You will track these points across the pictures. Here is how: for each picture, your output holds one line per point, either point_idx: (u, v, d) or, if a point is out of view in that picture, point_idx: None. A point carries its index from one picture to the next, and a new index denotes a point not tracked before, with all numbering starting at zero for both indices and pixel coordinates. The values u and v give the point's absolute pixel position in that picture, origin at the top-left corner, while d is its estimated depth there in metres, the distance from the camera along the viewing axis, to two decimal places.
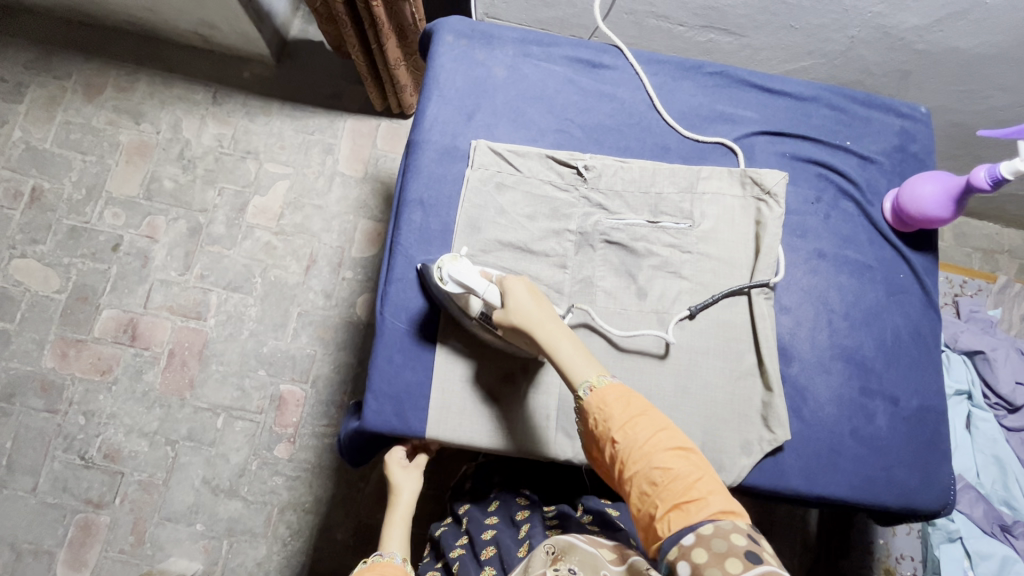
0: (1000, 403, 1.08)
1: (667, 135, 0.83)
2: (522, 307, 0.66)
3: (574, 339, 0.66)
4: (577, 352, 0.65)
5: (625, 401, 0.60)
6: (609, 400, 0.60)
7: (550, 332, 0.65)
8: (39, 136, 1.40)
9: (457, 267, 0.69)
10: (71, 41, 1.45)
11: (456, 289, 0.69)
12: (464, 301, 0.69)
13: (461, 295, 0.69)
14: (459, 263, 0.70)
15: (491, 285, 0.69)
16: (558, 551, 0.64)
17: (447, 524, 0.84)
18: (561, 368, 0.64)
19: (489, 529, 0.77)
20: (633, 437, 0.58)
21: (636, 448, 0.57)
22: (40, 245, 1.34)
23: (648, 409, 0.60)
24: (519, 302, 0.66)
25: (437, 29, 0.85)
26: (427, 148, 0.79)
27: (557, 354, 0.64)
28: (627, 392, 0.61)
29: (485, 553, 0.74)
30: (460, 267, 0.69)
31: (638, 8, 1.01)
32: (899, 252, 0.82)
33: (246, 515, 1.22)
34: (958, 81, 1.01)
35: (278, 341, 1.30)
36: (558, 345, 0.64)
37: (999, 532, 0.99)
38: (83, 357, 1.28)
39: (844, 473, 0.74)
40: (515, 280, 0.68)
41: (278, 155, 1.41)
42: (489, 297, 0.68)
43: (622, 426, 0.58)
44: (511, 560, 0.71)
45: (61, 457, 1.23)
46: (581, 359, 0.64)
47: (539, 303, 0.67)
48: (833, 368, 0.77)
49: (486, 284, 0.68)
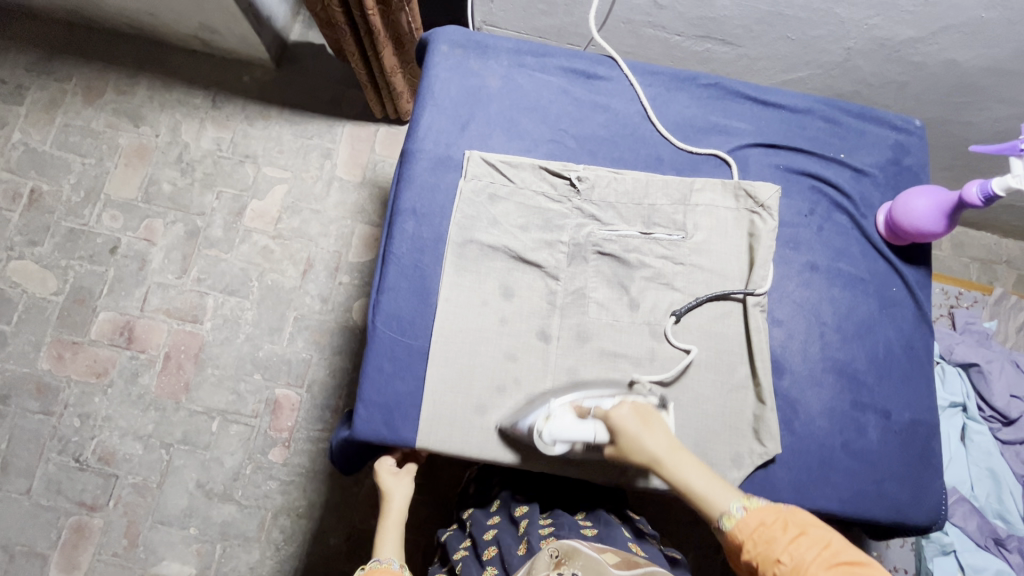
0: (995, 415, 1.08)
1: (660, 146, 0.83)
2: (637, 446, 0.65)
3: (701, 464, 0.65)
4: (709, 481, 0.63)
5: (782, 522, 0.57)
6: (768, 521, 0.58)
7: (670, 465, 0.64)
8: (39, 138, 1.40)
9: (559, 426, 0.65)
10: (71, 44, 1.46)
11: (561, 445, 0.67)
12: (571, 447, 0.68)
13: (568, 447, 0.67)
14: (556, 416, 0.66)
15: (597, 419, 0.67)
16: (561, 554, 0.64)
17: (453, 529, 0.85)
18: (696, 500, 0.63)
19: (491, 529, 0.77)
20: (797, 555, 0.54)
21: (802, 568, 0.53)
22: (38, 247, 1.34)
23: (809, 524, 0.56)
24: (636, 437, 0.65)
25: (433, 38, 0.85)
26: (421, 158, 0.79)
27: (688, 488, 0.63)
28: (784, 511, 0.58)
29: (486, 553, 0.73)
30: (560, 425, 0.65)
31: (635, 18, 1.02)
32: (892, 266, 0.82)
33: (240, 519, 1.21)
34: (954, 93, 1.01)
35: (273, 345, 1.31)
36: (689, 477, 0.63)
37: (993, 545, 1.00)
38: (79, 359, 1.29)
39: (836, 488, 0.74)
40: (620, 409, 0.66)
41: (277, 159, 1.42)
42: (599, 436, 0.66)
43: (787, 546, 0.55)
44: (511, 557, 0.70)
45: (56, 459, 1.24)
46: (715, 487, 0.63)
47: (652, 430, 0.66)
48: (825, 381, 0.77)
49: (591, 425, 0.66)
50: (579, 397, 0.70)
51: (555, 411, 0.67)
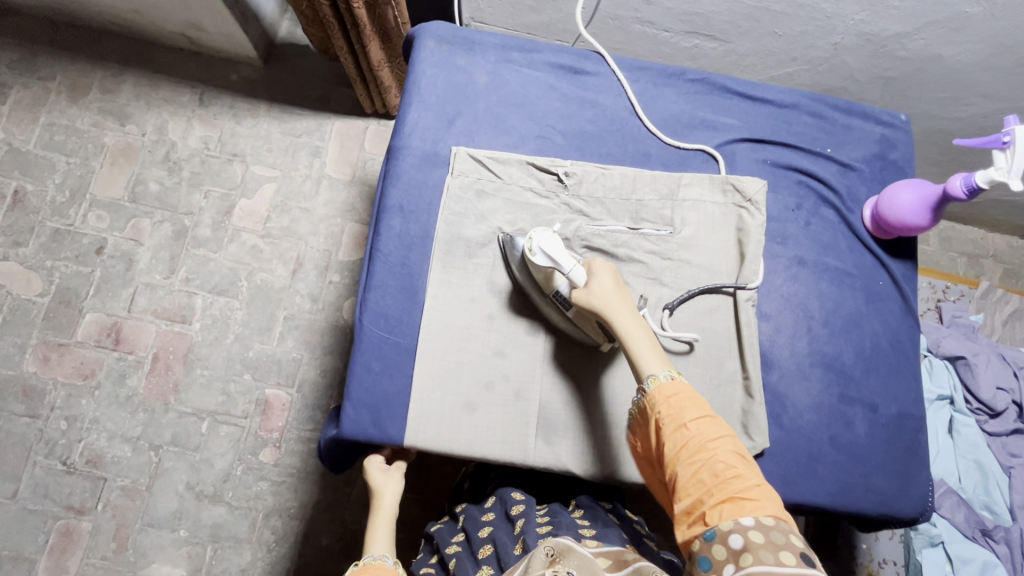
0: (981, 408, 1.09)
1: (648, 141, 0.83)
2: (605, 291, 0.68)
3: (649, 333, 0.68)
4: (649, 343, 0.66)
5: (697, 400, 0.61)
6: (685, 394, 0.62)
7: (620, 319, 0.67)
8: (23, 138, 1.38)
9: (549, 239, 0.69)
10: (54, 42, 1.44)
11: (544, 259, 0.69)
12: (549, 271, 0.69)
13: (548, 264, 0.69)
14: (550, 234, 0.71)
15: (579, 263, 0.70)
16: (557, 553, 0.64)
17: (443, 521, 0.84)
18: (631, 356, 0.65)
19: (485, 526, 0.77)
20: (704, 432, 0.59)
21: (705, 442, 0.58)
22: (23, 248, 1.32)
23: (718, 416, 0.61)
24: (602, 286, 0.68)
25: (419, 34, 0.85)
26: (407, 154, 0.79)
27: (630, 341, 0.66)
28: (700, 397, 0.63)
29: (481, 551, 0.73)
30: (551, 238, 0.69)
31: (623, 13, 1.02)
32: (879, 260, 0.82)
33: (231, 521, 1.21)
34: (940, 88, 1.02)
35: (263, 345, 1.30)
36: (633, 334, 0.66)
37: (980, 536, 1.01)
38: (66, 361, 1.27)
39: (825, 481, 0.74)
40: (601, 263, 0.71)
41: (265, 157, 1.40)
42: (575, 275, 0.69)
43: (697, 421, 0.60)
44: (507, 557, 0.70)
45: (43, 462, 1.22)
46: (653, 351, 0.65)
47: (621, 291, 0.69)
48: (813, 375, 0.78)
49: (574, 261, 0.69)
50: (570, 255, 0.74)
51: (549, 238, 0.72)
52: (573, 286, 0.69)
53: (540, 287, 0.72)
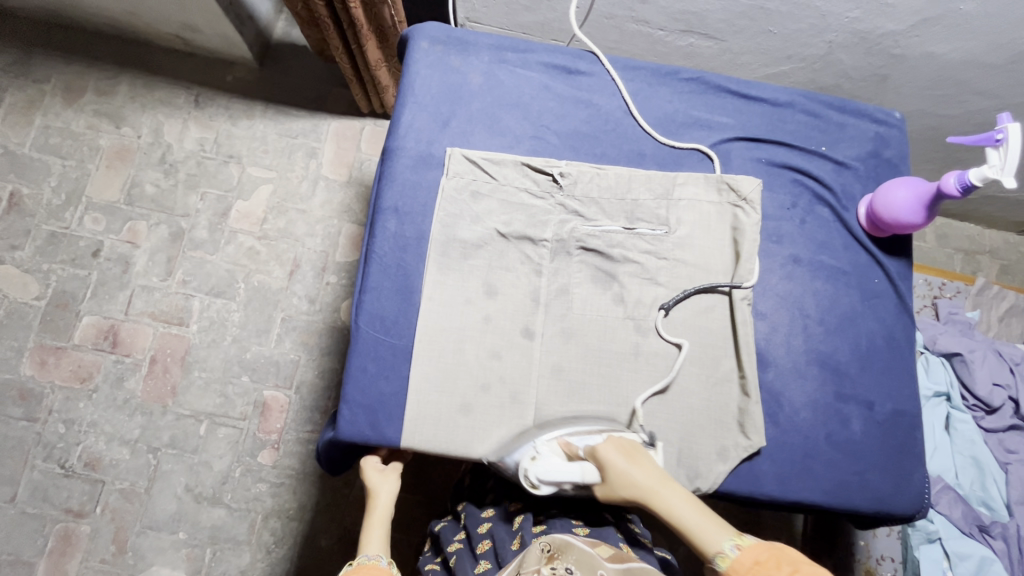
0: (978, 404, 1.09)
1: (643, 141, 0.83)
2: (626, 480, 0.65)
3: (693, 500, 0.64)
4: (699, 517, 0.62)
5: (776, 560, 0.56)
6: (760, 559, 0.57)
7: (656, 501, 0.64)
8: (18, 141, 1.38)
9: (544, 467, 0.66)
10: (49, 45, 1.43)
11: (549, 485, 0.67)
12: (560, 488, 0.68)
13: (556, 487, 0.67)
14: (541, 457, 0.67)
15: (585, 458, 0.67)
16: (554, 548, 0.63)
17: (447, 520, 0.84)
18: (690, 539, 0.62)
19: (485, 522, 0.76)
20: None
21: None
22: (19, 251, 1.32)
23: (803, 562, 0.56)
24: (622, 476, 0.65)
25: (413, 35, 0.85)
26: (402, 155, 0.79)
27: (679, 525, 0.62)
28: (778, 547, 0.57)
29: (479, 546, 0.73)
30: (546, 466, 0.66)
31: (618, 13, 1.02)
32: (873, 258, 0.83)
33: (230, 522, 1.21)
34: (934, 86, 1.02)
35: (261, 347, 1.29)
36: (678, 513, 0.63)
37: (977, 532, 1.01)
38: (63, 364, 1.27)
39: (821, 479, 0.74)
40: (606, 445, 0.66)
41: (261, 159, 1.40)
42: (587, 476, 0.66)
43: None
44: (505, 552, 0.70)
45: (41, 466, 1.22)
46: (706, 523, 0.62)
47: (641, 467, 0.65)
48: (809, 373, 0.78)
49: (577, 466, 0.66)
50: (565, 432, 0.69)
51: (540, 450, 0.67)
52: (592, 486, 0.67)
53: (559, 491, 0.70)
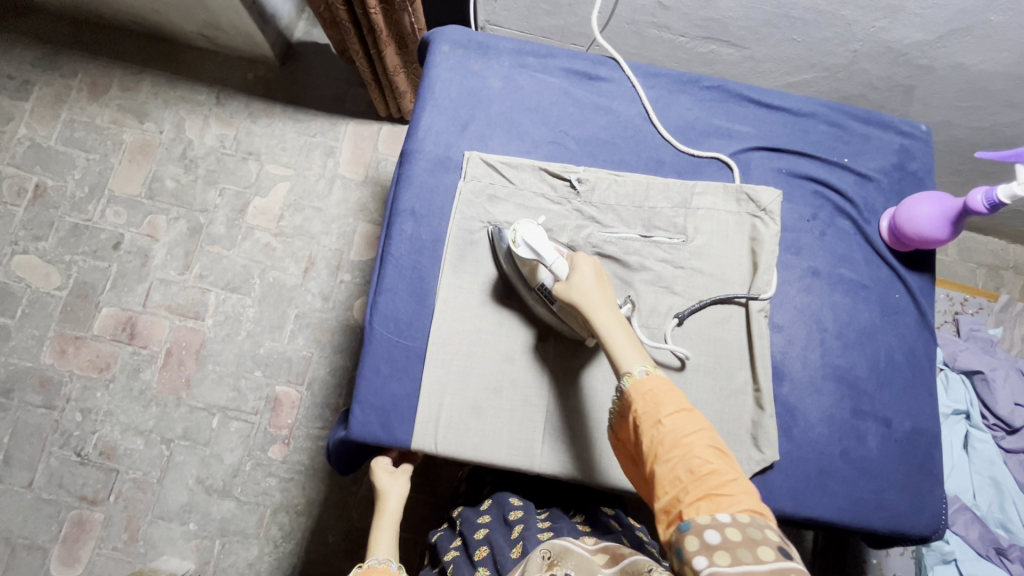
0: (998, 424, 1.06)
1: (662, 148, 0.82)
2: (585, 285, 0.66)
3: (629, 330, 0.66)
4: (628, 339, 0.64)
5: (674, 396, 0.59)
6: (661, 389, 0.59)
7: (599, 319, 0.65)
8: (44, 134, 1.41)
9: (534, 232, 0.67)
10: (77, 40, 1.46)
11: (527, 253, 0.67)
12: (533, 265, 0.69)
13: (532, 259, 0.68)
14: (536, 226, 0.69)
15: (562, 256, 0.69)
16: (554, 555, 0.63)
17: (443, 529, 0.84)
18: (608, 352, 0.64)
19: (481, 528, 0.75)
20: (678, 428, 0.56)
21: (680, 436, 0.56)
22: (42, 242, 1.35)
23: (694, 408, 0.59)
24: (581, 285, 0.66)
25: (434, 38, 0.85)
26: (420, 158, 0.79)
27: (605, 336, 0.64)
28: (675, 389, 0.60)
29: (477, 553, 0.72)
30: (535, 232, 0.68)
31: (640, 18, 1.01)
32: (895, 272, 0.81)
33: (239, 516, 1.22)
34: (963, 97, 1.00)
35: (275, 343, 1.31)
36: (610, 330, 0.64)
37: (994, 555, 0.99)
38: (82, 354, 1.29)
39: (834, 496, 0.73)
40: (583, 258, 0.69)
41: (280, 156, 1.42)
42: (557, 268, 0.67)
43: (671, 417, 0.57)
44: (503, 560, 0.69)
45: (58, 453, 1.24)
46: (630, 346, 0.63)
47: (601, 288, 0.67)
48: (825, 388, 0.76)
49: (557, 254, 0.68)
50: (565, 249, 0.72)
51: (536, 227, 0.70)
52: (553, 280, 0.68)
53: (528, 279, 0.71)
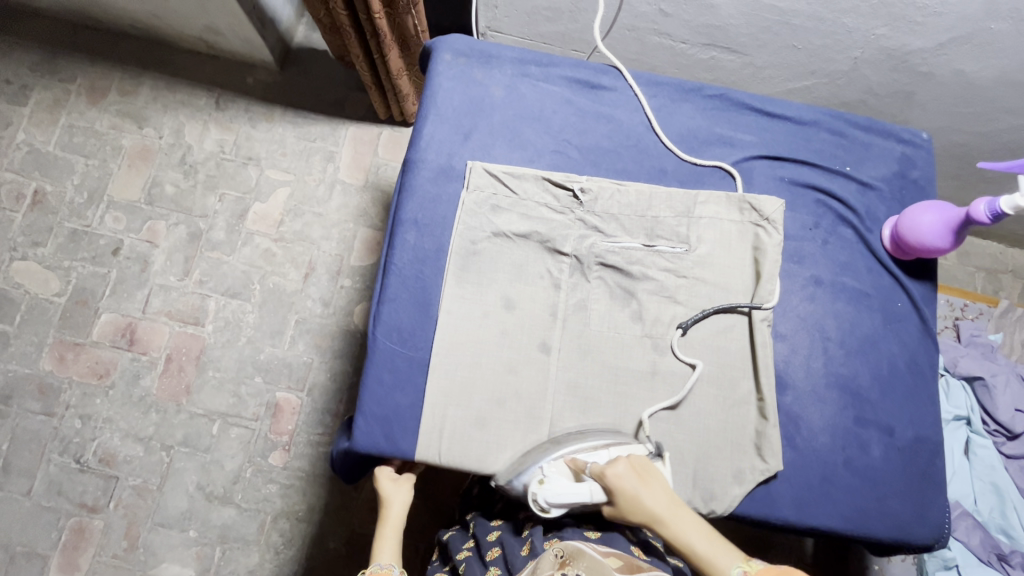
0: (999, 429, 1.07)
1: (664, 157, 0.82)
2: (636, 503, 0.63)
3: (701, 523, 0.63)
4: (711, 542, 0.61)
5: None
6: None
7: (669, 527, 0.62)
8: (42, 139, 1.40)
9: (553, 490, 0.65)
10: (75, 44, 1.46)
11: (559, 507, 0.65)
12: (568, 507, 0.67)
13: (565, 507, 0.66)
14: (551, 479, 0.65)
15: (592, 480, 0.65)
16: (566, 555, 0.62)
17: (454, 529, 0.82)
18: (700, 567, 0.60)
19: (494, 531, 0.75)
20: None
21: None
22: (41, 248, 1.34)
23: None
24: (635, 504, 0.63)
25: (436, 47, 0.85)
26: (423, 168, 0.79)
27: (691, 547, 0.61)
28: (781, 571, 0.56)
29: (489, 554, 0.71)
30: (556, 489, 0.65)
31: (640, 25, 1.01)
32: (897, 281, 0.81)
33: (240, 522, 1.21)
34: (962, 103, 1.00)
35: (275, 348, 1.30)
36: (688, 541, 0.61)
37: (996, 561, 0.99)
38: (81, 360, 1.29)
39: (838, 505, 0.73)
40: (615, 468, 0.64)
41: (280, 161, 1.41)
42: (596, 498, 0.65)
43: None
44: (513, 558, 0.68)
45: (57, 460, 1.24)
46: (714, 547, 0.60)
47: (651, 489, 0.64)
48: (828, 397, 0.77)
49: (586, 487, 0.65)
50: (572, 449, 0.68)
51: (549, 473, 0.66)
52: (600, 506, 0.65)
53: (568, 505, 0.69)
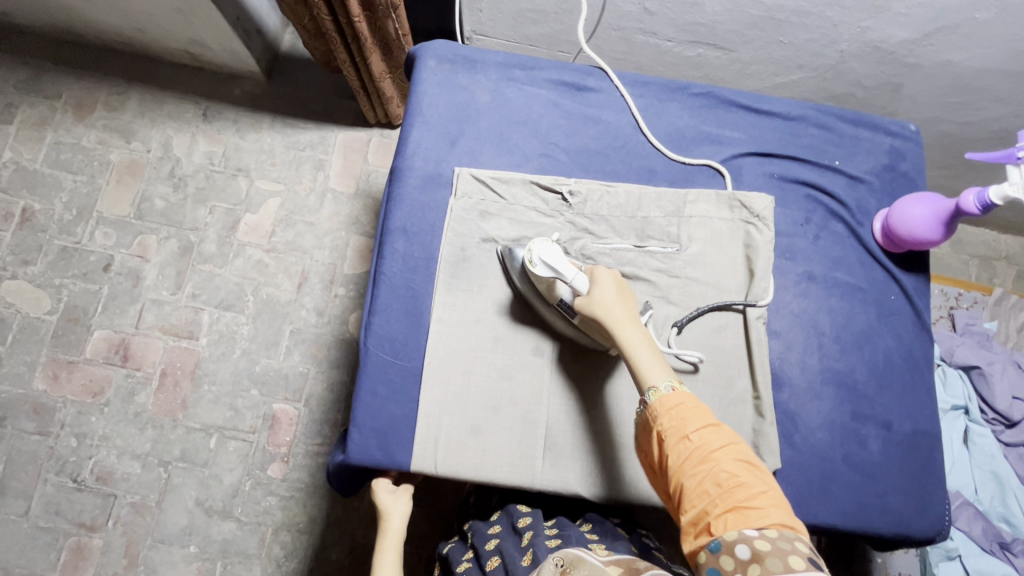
0: (997, 418, 1.07)
1: (653, 157, 0.82)
2: (607, 298, 0.66)
3: (649, 342, 0.65)
4: (651, 354, 0.63)
5: (700, 411, 0.59)
6: (687, 404, 0.59)
7: (619, 330, 0.64)
8: (29, 156, 1.39)
9: (547, 251, 0.68)
10: (59, 61, 1.44)
11: (544, 271, 0.68)
12: (550, 282, 0.69)
13: (549, 276, 0.68)
14: (549, 244, 0.69)
15: (581, 272, 0.69)
16: (566, 563, 0.63)
17: (454, 542, 0.81)
18: (632, 365, 0.63)
19: (492, 539, 0.74)
20: (707, 444, 0.56)
21: (708, 451, 0.56)
22: (31, 266, 1.33)
23: (719, 422, 0.59)
24: (607, 296, 0.66)
25: (420, 53, 0.85)
26: (410, 175, 0.78)
27: (632, 348, 0.64)
28: (700, 403, 0.60)
29: (489, 564, 0.71)
30: (550, 250, 0.68)
31: (626, 24, 1.01)
32: (890, 274, 0.81)
33: (240, 536, 1.21)
34: (950, 93, 1.00)
35: (270, 360, 1.30)
36: (633, 345, 0.64)
37: (998, 549, 0.99)
38: (75, 379, 1.28)
39: (838, 501, 0.73)
40: (606, 271, 0.69)
41: (269, 171, 1.41)
42: (578, 283, 0.68)
43: (699, 431, 0.57)
44: (515, 568, 0.67)
45: (54, 480, 1.23)
46: (653, 359, 0.63)
47: (625, 299, 0.67)
48: (824, 393, 0.76)
49: (575, 270, 0.68)
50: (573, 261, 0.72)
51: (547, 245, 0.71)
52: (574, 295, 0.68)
53: (541, 299, 0.71)
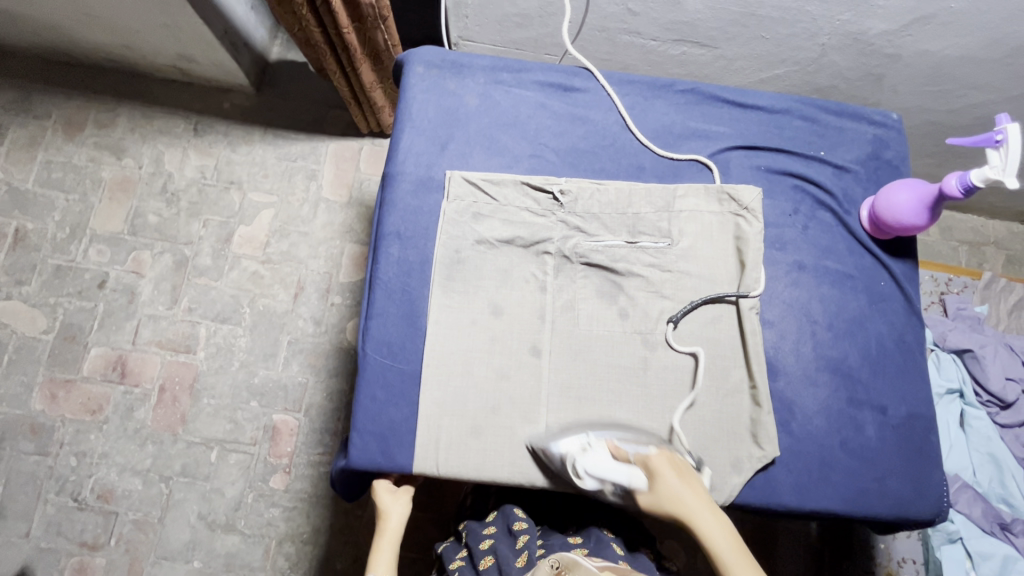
0: (992, 400, 1.08)
1: (641, 154, 0.83)
2: (673, 490, 0.60)
3: (736, 535, 0.57)
4: (740, 553, 0.55)
5: None
6: None
7: (698, 525, 0.57)
8: (21, 177, 1.39)
9: (593, 461, 0.64)
10: (48, 81, 1.45)
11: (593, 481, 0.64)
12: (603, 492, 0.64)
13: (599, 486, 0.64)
14: (593, 454, 0.65)
15: (632, 463, 0.63)
16: (561, 565, 0.62)
17: (449, 542, 0.82)
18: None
19: (486, 539, 0.75)
20: None
21: None
22: (25, 286, 1.33)
23: None
24: (671, 489, 0.60)
25: (408, 60, 0.85)
26: (402, 180, 0.79)
27: (716, 549, 0.56)
28: None
29: (481, 563, 0.72)
30: (595, 460, 0.64)
31: (611, 25, 1.02)
32: (879, 260, 0.82)
33: (244, 549, 1.20)
34: (931, 82, 1.02)
35: (269, 371, 1.30)
36: (717, 547, 0.56)
37: (999, 531, 1.00)
38: (73, 397, 1.27)
39: (837, 487, 0.74)
40: (658, 457, 0.63)
41: (262, 183, 1.41)
42: (633, 482, 0.62)
43: None
44: (507, 569, 0.69)
45: (54, 500, 1.22)
46: (744, 561, 0.54)
47: (689, 482, 0.60)
48: (819, 380, 0.77)
49: (626, 469, 0.62)
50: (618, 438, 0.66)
51: (593, 447, 0.65)
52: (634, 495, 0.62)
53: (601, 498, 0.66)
